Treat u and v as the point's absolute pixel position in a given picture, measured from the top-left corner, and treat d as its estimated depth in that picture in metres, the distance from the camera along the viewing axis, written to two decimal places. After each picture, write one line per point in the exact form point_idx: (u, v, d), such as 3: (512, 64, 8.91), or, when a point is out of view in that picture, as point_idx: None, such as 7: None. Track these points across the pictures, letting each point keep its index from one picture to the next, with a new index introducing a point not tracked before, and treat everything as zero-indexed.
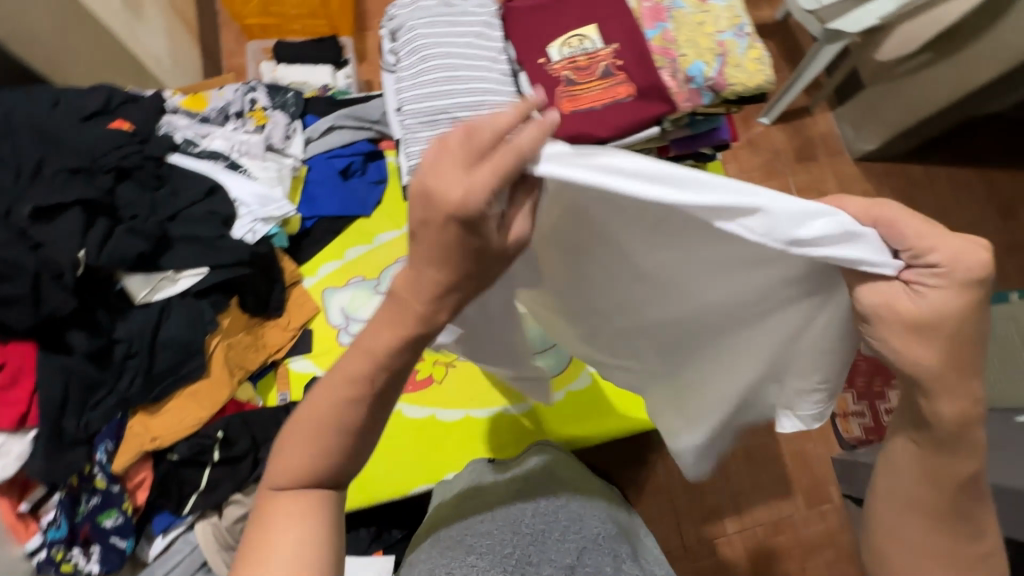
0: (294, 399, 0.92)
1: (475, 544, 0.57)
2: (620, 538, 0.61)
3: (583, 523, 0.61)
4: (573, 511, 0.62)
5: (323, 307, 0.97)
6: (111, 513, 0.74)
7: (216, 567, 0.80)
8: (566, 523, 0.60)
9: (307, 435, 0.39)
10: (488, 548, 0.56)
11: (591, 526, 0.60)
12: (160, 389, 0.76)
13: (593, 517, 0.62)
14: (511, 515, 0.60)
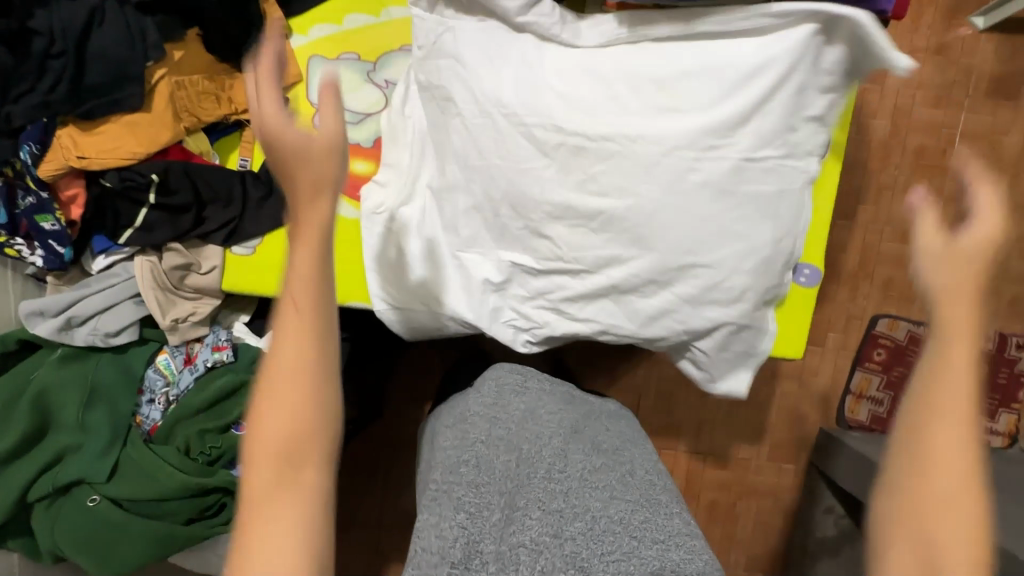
0: (254, 169, 0.84)
1: (455, 468, 0.58)
2: (609, 459, 0.61)
3: (570, 446, 0.61)
4: (557, 431, 0.62)
5: (306, 78, 0.85)
6: (46, 219, 0.75)
7: (148, 301, 0.83)
8: (552, 458, 0.58)
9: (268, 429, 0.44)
10: (470, 487, 0.56)
11: (577, 457, 0.59)
12: (91, 106, 0.71)
13: (578, 448, 0.61)
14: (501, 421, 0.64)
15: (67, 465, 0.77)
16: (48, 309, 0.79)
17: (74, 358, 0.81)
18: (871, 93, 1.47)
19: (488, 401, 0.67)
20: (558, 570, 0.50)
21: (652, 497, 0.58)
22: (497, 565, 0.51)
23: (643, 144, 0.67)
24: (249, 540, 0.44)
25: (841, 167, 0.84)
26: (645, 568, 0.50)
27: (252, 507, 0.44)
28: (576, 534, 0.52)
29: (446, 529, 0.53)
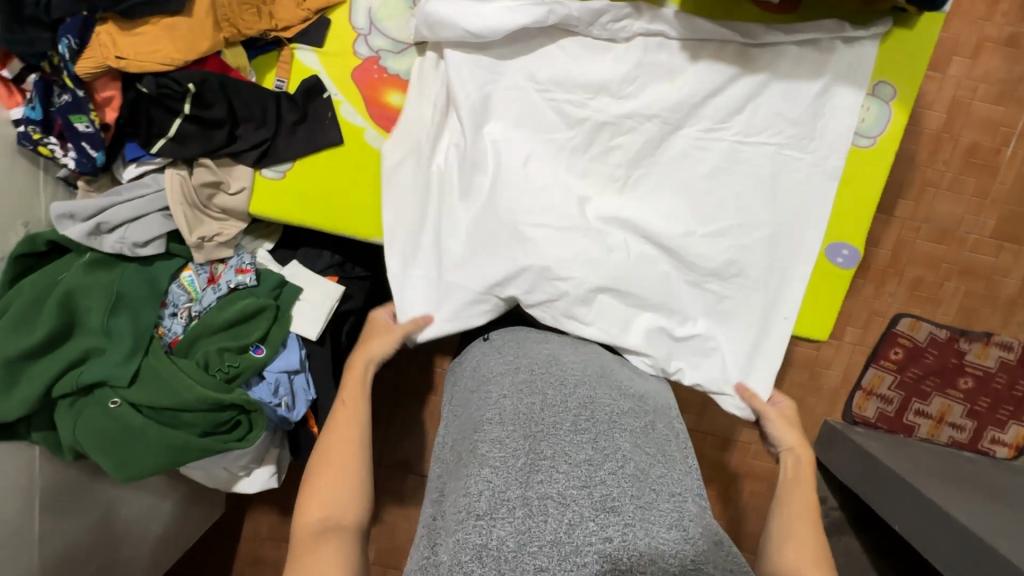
0: (289, 92, 0.82)
1: (481, 429, 0.59)
2: (634, 412, 0.62)
3: (595, 398, 0.61)
4: (580, 382, 0.63)
5: (351, 0, 0.82)
6: (80, 119, 0.74)
7: (175, 215, 0.82)
8: (577, 410, 0.59)
9: (337, 481, 0.65)
10: (495, 445, 0.56)
11: (602, 408, 0.60)
12: (131, 3, 0.69)
13: (604, 398, 0.62)
14: (524, 378, 0.65)
15: (90, 367, 0.78)
16: (77, 213, 0.79)
17: (101, 264, 0.81)
18: (932, 81, 1.39)
19: (511, 366, 0.68)
20: (588, 518, 0.49)
21: (669, 453, 0.59)
22: (525, 511, 0.49)
23: (654, 123, 0.78)
24: (308, 488, 0.65)
25: (896, 146, 0.80)
26: (666, 518, 0.50)
27: (320, 470, 0.66)
28: (605, 480, 0.52)
29: (472, 485, 0.53)
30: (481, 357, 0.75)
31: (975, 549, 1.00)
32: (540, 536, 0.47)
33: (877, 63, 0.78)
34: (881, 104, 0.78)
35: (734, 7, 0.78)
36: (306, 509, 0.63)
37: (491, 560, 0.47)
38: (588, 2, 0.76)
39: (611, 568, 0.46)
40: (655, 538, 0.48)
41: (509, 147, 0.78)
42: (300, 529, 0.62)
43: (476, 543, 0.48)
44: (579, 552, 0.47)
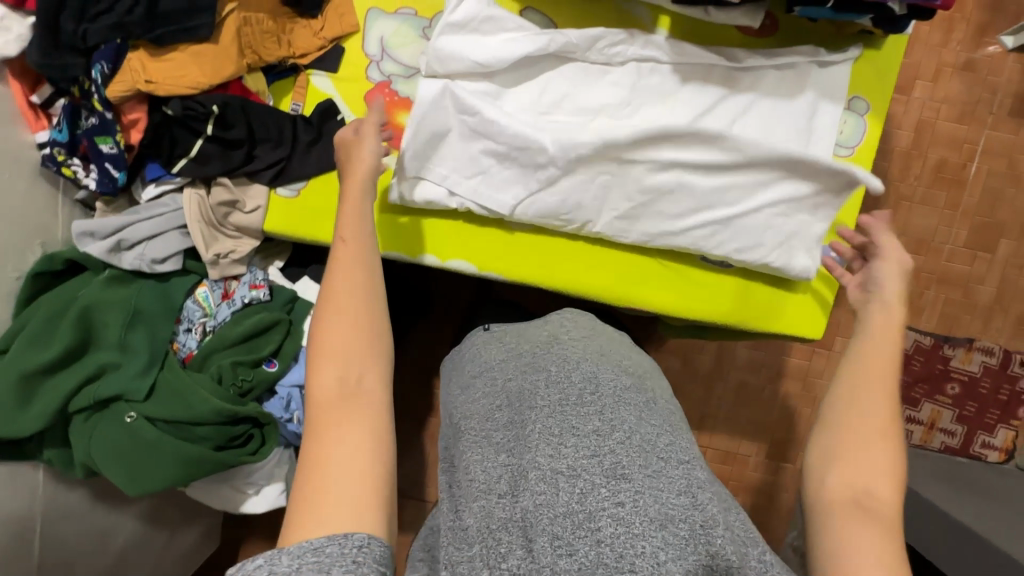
0: (305, 114, 0.86)
1: (492, 416, 0.64)
2: (637, 385, 0.64)
3: (598, 372, 0.63)
4: (582, 358, 0.65)
5: (363, 29, 0.87)
6: (105, 141, 0.77)
7: (193, 233, 0.85)
8: (581, 384, 0.62)
9: (345, 342, 0.57)
10: (508, 431, 0.61)
11: (606, 382, 0.62)
12: (161, 32, 0.74)
13: (606, 372, 0.64)
14: (526, 359, 0.68)
15: (107, 381, 0.79)
16: (97, 231, 0.82)
17: (120, 281, 0.84)
18: (899, 103, 1.49)
19: (513, 349, 0.72)
20: (599, 485, 0.52)
21: (675, 425, 0.62)
22: (539, 482, 0.53)
23: None
24: (318, 355, 0.57)
25: (873, 156, 0.86)
26: (673, 485, 0.52)
27: (326, 325, 0.58)
28: (613, 450, 0.55)
29: (490, 467, 0.58)
30: (486, 342, 0.77)
31: (974, 546, 1.03)
32: (554, 504, 0.51)
33: (851, 81, 0.85)
34: (857, 118, 0.85)
35: (719, 34, 0.86)
36: (318, 375, 0.56)
37: (518, 528, 0.52)
38: (585, 30, 0.83)
39: (625, 529, 0.49)
40: (662, 504, 0.50)
41: (519, 168, 0.83)
42: (318, 399, 0.55)
43: (501, 517, 0.53)
44: (593, 518, 0.50)
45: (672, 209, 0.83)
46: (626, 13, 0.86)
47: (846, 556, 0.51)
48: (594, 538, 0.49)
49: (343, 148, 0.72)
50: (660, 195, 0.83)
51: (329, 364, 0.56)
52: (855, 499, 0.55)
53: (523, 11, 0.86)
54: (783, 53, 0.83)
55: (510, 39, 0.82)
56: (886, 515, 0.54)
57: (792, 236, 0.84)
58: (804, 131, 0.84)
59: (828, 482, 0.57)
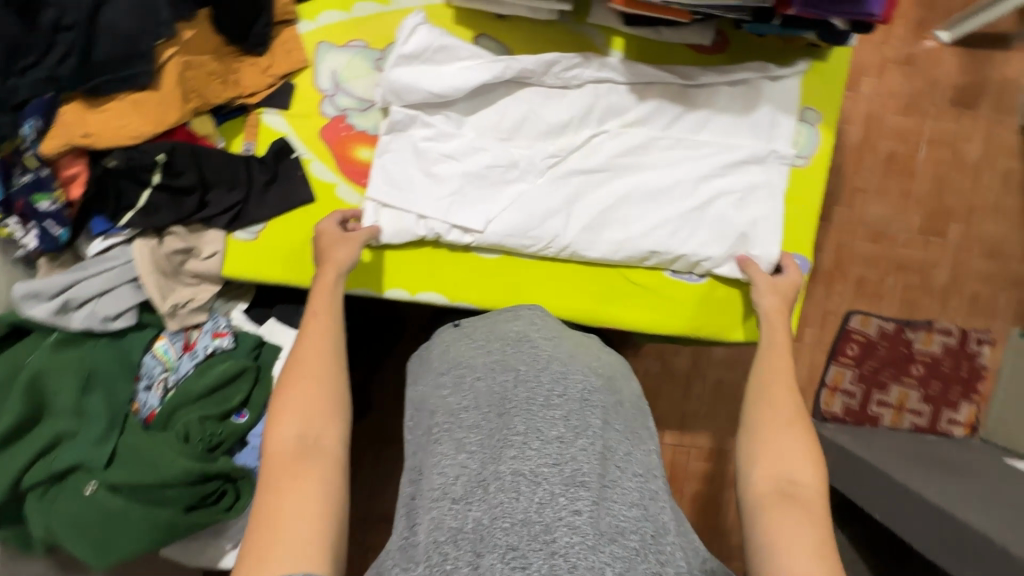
0: (258, 154, 0.83)
1: (456, 412, 0.62)
2: (607, 388, 0.65)
3: (568, 372, 0.63)
4: (551, 358, 0.65)
5: (313, 63, 0.84)
6: (44, 198, 0.73)
7: (146, 284, 0.80)
8: (550, 385, 0.61)
9: (307, 405, 0.59)
10: (471, 430, 0.59)
11: (575, 383, 0.62)
12: (97, 83, 0.71)
13: (576, 372, 0.63)
14: (495, 356, 0.67)
15: (64, 451, 0.75)
16: (43, 292, 0.77)
17: (70, 342, 0.79)
18: (847, 99, 1.54)
19: (481, 345, 0.70)
20: (558, 495, 0.52)
21: (636, 432, 0.64)
22: (498, 488, 0.52)
23: (612, 160, 0.84)
24: (279, 411, 0.58)
25: (827, 164, 0.89)
26: (627, 497, 0.55)
27: (288, 385, 0.60)
28: (575, 457, 0.55)
29: (449, 468, 0.56)
30: (452, 339, 0.76)
31: (947, 527, 1.06)
32: (510, 515, 0.50)
33: (801, 93, 0.87)
34: (810, 128, 0.87)
35: (672, 52, 0.86)
36: (277, 427, 0.57)
37: (468, 542, 0.50)
38: (540, 55, 0.82)
39: (580, 540, 0.49)
40: (614, 518, 0.52)
41: (483, 199, 0.83)
42: (274, 453, 0.55)
43: (452, 526, 0.51)
44: (549, 530, 0.50)
45: (635, 229, 0.84)
46: (579, 34, 0.86)
47: (778, 543, 0.54)
48: (548, 550, 0.48)
49: (324, 238, 0.75)
50: (618, 215, 0.84)
51: (288, 421, 0.57)
52: (782, 490, 0.58)
53: (476, 38, 0.85)
54: (734, 69, 0.84)
55: (464, 67, 0.81)
56: (812, 505, 0.57)
57: (762, 248, 0.84)
58: (760, 143, 0.85)
59: (753, 479, 0.60)
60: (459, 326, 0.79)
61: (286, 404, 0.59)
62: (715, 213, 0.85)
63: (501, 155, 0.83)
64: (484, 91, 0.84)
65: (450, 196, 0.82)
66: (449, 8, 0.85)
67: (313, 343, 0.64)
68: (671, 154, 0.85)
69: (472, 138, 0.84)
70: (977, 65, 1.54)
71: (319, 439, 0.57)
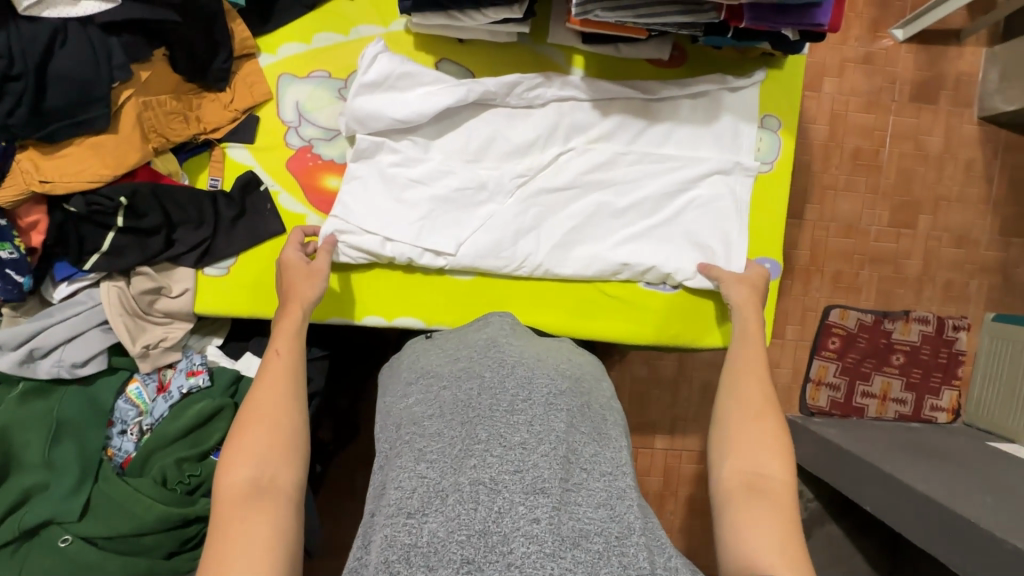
0: (225, 189, 0.82)
1: (420, 423, 0.62)
2: (572, 392, 0.66)
3: (533, 378, 0.64)
4: (516, 364, 0.66)
5: (277, 96, 0.84)
6: (3, 248, 0.72)
7: (115, 329, 0.79)
8: (515, 390, 0.62)
9: (264, 445, 0.58)
10: (433, 440, 0.59)
11: (539, 387, 0.63)
12: (52, 129, 0.70)
13: (541, 377, 0.65)
14: (462, 364, 0.68)
15: (35, 506, 0.73)
16: (6, 343, 0.76)
17: (38, 393, 0.78)
18: (811, 99, 1.58)
19: (451, 355, 0.72)
20: (517, 503, 0.52)
21: (603, 433, 0.65)
22: (456, 499, 0.52)
23: (579, 176, 0.85)
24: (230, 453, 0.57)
25: (790, 169, 0.90)
26: (592, 499, 0.55)
27: (245, 425, 0.59)
28: (536, 464, 0.55)
29: (407, 481, 0.56)
30: (422, 352, 0.77)
31: (937, 516, 1.07)
32: (468, 527, 0.50)
33: (760, 101, 0.89)
34: (771, 135, 0.89)
35: (632, 68, 0.88)
36: (231, 468, 0.56)
37: (421, 557, 0.49)
38: (502, 77, 0.83)
39: (537, 548, 0.49)
40: (578, 521, 0.53)
41: (452, 222, 0.83)
42: (225, 497, 0.54)
43: (406, 540, 0.51)
44: (506, 540, 0.50)
45: (604, 245, 0.85)
46: (540, 54, 0.87)
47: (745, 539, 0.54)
48: (505, 562, 0.48)
49: (289, 271, 0.75)
50: (588, 233, 0.85)
51: (244, 462, 0.56)
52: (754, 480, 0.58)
53: (439, 63, 0.85)
54: (694, 82, 0.86)
55: (427, 93, 0.82)
56: (779, 496, 0.57)
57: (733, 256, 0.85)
58: (723, 154, 0.87)
59: (722, 473, 0.61)
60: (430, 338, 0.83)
61: (242, 445, 0.58)
62: (682, 224, 0.86)
63: (468, 177, 0.84)
64: (449, 114, 0.85)
65: (419, 222, 0.82)
66: (410, 34, 0.85)
67: (273, 380, 0.63)
68: (637, 166, 0.86)
69: (439, 160, 0.84)
70: (931, 59, 1.59)
71: (275, 481, 0.56)
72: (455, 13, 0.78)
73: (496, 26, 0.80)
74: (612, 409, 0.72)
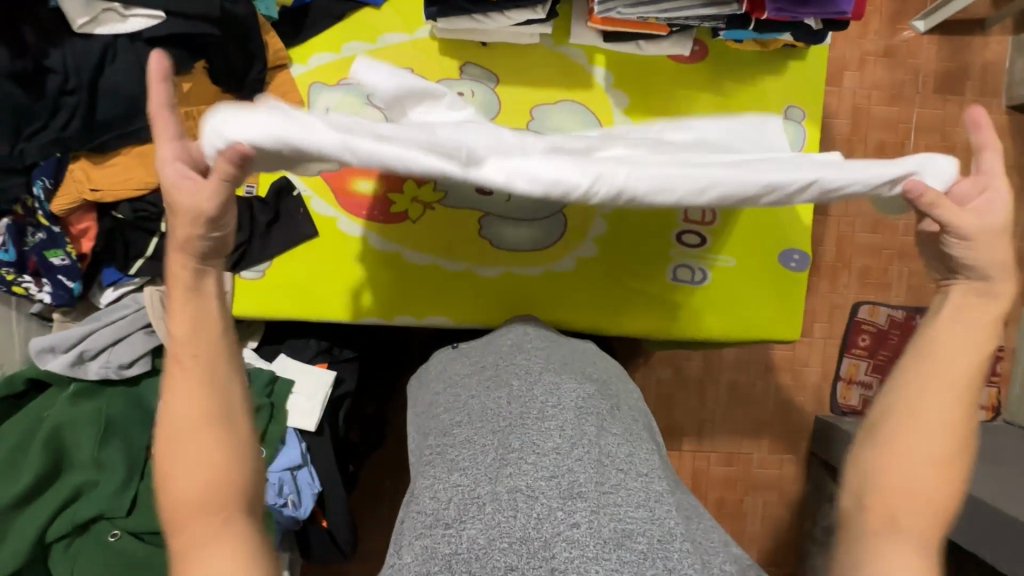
0: (260, 195, 0.86)
1: (451, 435, 0.63)
2: (601, 395, 0.67)
3: (560, 383, 0.65)
4: (542, 370, 0.67)
5: (308, 105, 0.86)
6: (56, 254, 0.76)
7: (158, 331, 0.82)
8: (543, 397, 0.63)
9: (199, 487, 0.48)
10: (466, 451, 0.60)
11: (568, 392, 0.64)
12: (100, 139, 0.74)
13: (569, 382, 0.65)
14: (489, 372, 0.70)
15: (84, 503, 0.76)
16: (58, 346, 0.79)
17: (86, 394, 0.80)
18: (832, 95, 1.56)
19: (476, 363, 0.73)
20: (555, 509, 0.53)
21: (635, 433, 0.65)
22: (494, 507, 0.53)
23: None
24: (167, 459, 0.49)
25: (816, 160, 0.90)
26: (632, 499, 0.56)
27: (171, 456, 0.49)
28: (570, 469, 0.56)
29: (442, 491, 0.57)
30: (450, 359, 0.78)
31: None
32: (509, 534, 0.52)
33: (782, 93, 0.89)
34: (796, 125, 0.89)
35: (654, 65, 0.88)
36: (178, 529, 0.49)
37: (462, 563, 0.51)
38: None
39: (579, 553, 0.51)
40: (619, 522, 0.53)
41: None
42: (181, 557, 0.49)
43: (447, 550, 0.52)
44: (548, 546, 0.51)
45: None
46: (562, 55, 0.88)
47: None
48: (548, 566, 0.50)
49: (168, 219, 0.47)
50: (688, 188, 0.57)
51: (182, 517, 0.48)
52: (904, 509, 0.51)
53: (463, 68, 0.87)
54: None
55: None
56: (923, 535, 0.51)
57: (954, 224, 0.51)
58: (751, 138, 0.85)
59: (866, 503, 0.52)
60: (457, 346, 0.82)
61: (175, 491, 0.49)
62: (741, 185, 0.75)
63: None
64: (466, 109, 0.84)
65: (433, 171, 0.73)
66: (435, 40, 0.87)
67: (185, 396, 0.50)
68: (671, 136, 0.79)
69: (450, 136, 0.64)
70: (954, 51, 1.57)
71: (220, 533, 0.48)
72: (480, 16, 0.80)
73: (520, 27, 0.83)
74: (638, 410, 0.73)
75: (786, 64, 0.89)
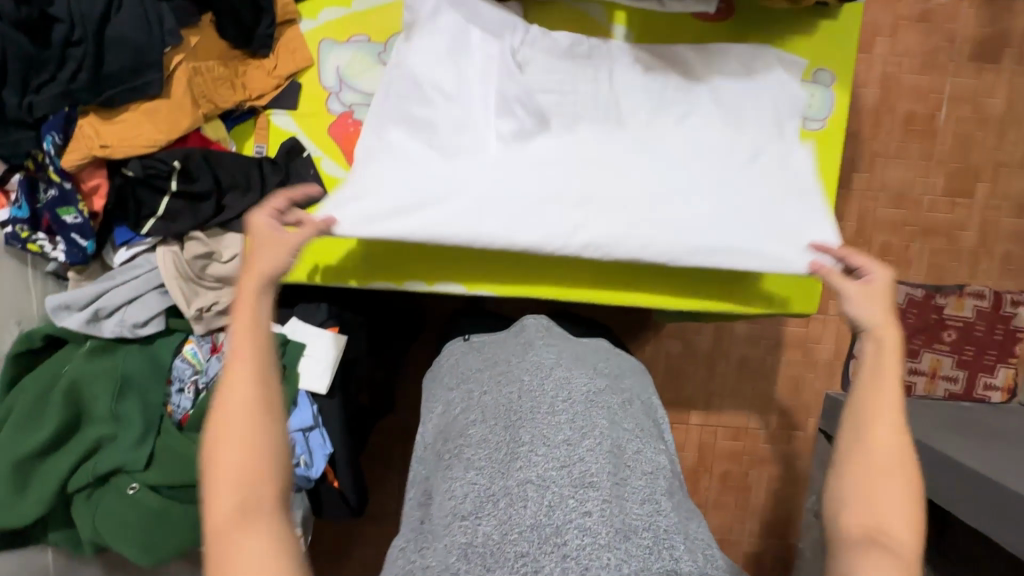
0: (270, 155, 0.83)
1: (466, 431, 0.64)
2: (611, 391, 0.67)
3: (571, 379, 0.66)
4: (552, 366, 0.68)
5: (318, 62, 0.83)
6: (69, 211, 0.77)
7: (171, 291, 0.83)
8: (554, 391, 0.64)
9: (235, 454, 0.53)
10: (478, 447, 0.61)
11: (579, 387, 0.65)
12: (108, 95, 0.73)
13: (579, 377, 0.66)
14: (501, 368, 0.71)
15: (103, 457, 0.78)
16: (74, 303, 0.81)
17: (104, 351, 0.82)
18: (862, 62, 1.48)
19: (490, 359, 0.75)
20: (567, 497, 0.53)
21: (645, 430, 0.66)
22: (507, 502, 0.54)
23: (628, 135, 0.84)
24: (229, 545, 0.51)
25: (843, 127, 0.86)
26: (639, 494, 0.57)
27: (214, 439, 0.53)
28: (581, 459, 0.57)
29: (458, 488, 0.58)
30: (462, 354, 0.82)
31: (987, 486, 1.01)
32: (521, 524, 0.52)
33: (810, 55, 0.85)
34: (824, 90, 0.85)
35: (675, 24, 0.84)
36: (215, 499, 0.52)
37: (477, 556, 0.52)
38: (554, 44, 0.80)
39: (591, 540, 0.51)
40: (627, 516, 0.54)
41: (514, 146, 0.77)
42: (214, 524, 0.51)
43: (463, 542, 0.53)
44: (559, 532, 0.51)
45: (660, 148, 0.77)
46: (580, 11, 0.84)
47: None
48: (559, 554, 0.50)
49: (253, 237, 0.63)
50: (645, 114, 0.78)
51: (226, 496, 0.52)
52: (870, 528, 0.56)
53: None
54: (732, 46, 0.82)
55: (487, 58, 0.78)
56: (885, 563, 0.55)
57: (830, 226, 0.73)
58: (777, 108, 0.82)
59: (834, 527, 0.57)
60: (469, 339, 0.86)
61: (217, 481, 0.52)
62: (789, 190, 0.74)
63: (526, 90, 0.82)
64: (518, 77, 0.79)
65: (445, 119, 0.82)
66: None
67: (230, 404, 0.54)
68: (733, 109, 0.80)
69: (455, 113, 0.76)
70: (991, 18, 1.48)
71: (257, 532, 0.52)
72: None
73: None
74: (651, 412, 0.74)
75: (815, 24, 0.85)
